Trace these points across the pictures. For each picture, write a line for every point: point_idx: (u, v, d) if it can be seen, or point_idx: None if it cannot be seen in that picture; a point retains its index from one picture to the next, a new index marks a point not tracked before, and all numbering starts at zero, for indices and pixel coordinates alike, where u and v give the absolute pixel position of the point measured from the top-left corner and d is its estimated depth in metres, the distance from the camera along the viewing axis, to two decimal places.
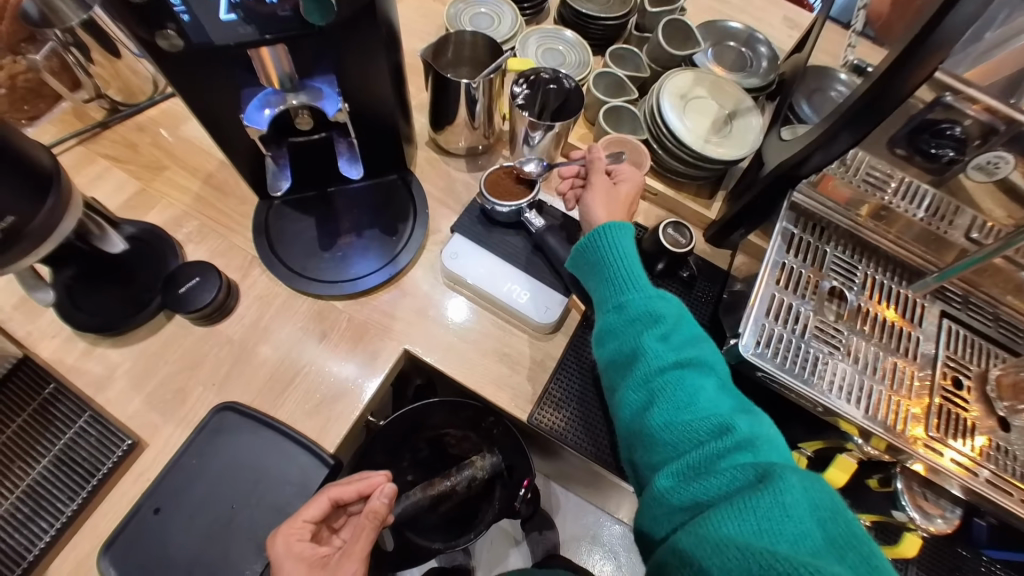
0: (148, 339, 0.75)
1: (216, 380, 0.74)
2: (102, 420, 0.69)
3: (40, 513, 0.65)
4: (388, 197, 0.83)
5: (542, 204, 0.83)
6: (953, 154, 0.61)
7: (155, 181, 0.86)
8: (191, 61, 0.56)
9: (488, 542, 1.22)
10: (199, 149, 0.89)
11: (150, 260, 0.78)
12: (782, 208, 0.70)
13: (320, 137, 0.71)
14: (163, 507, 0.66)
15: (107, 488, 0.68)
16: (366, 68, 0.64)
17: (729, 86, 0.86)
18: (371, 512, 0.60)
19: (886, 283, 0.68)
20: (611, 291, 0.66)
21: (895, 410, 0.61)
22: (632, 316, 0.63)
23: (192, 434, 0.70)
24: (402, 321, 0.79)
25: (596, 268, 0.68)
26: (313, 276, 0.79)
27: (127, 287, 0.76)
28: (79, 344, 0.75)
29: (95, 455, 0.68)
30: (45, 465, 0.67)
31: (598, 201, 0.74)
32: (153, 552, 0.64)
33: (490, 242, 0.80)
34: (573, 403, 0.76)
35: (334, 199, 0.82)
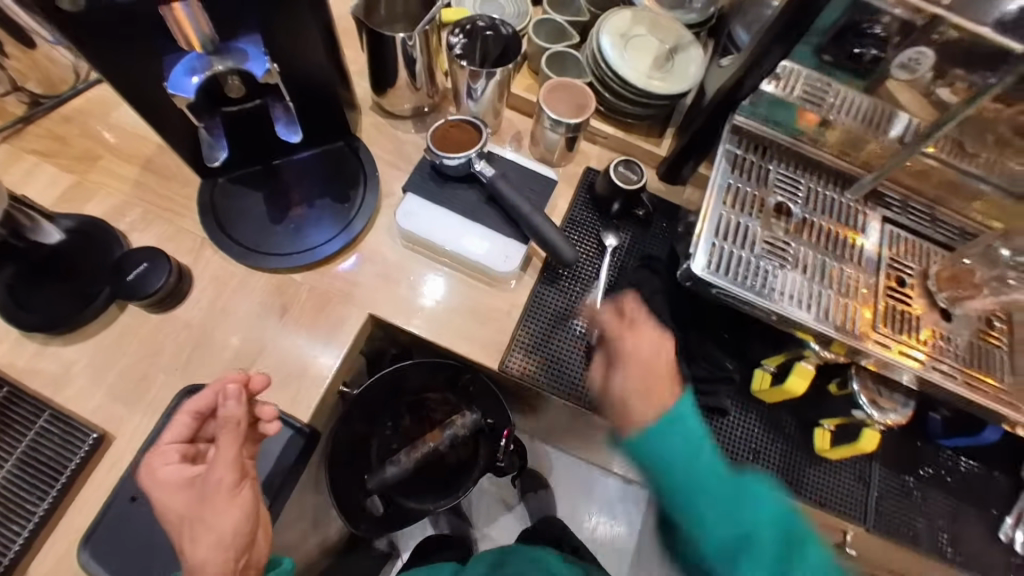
0: (102, 332, 0.73)
1: (179, 365, 0.72)
2: (64, 418, 0.67)
3: (11, 516, 0.63)
4: (337, 165, 0.81)
5: (491, 155, 0.82)
6: (875, 52, 0.62)
7: (92, 172, 0.82)
8: (100, 26, 0.54)
9: (484, 513, 1.24)
10: (134, 135, 0.85)
11: (92, 252, 0.74)
12: (724, 133, 0.71)
13: (255, 104, 0.68)
14: (140, 495, 0.65)
15: (80, 485, 0.66)
16: (293, 27, 0.62)
17: (667, 21, 0.85)
18: (226, 419, 0.55)
19: (827, 195, 0.70)
20: (718, 534, 0.51)
21: (846, 312, 0.64)
22: (722, 541, 0.51)
23: (162, 420, 0.69)
24: (364, 286, 0.78)
25: (661, 452, 0.52)
26: (268, 250, 0.77)
27: (72, 281, 0.73)
28: (29, 346, 0.72)
29: (62, 453, 0.66)
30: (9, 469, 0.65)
31: (636, 380, 0.55)
32: (134, 539, 0.64)
33: (443, 197, 0.80)
34: (543, 348, 0.77)
35: (281, 171, 0.80)
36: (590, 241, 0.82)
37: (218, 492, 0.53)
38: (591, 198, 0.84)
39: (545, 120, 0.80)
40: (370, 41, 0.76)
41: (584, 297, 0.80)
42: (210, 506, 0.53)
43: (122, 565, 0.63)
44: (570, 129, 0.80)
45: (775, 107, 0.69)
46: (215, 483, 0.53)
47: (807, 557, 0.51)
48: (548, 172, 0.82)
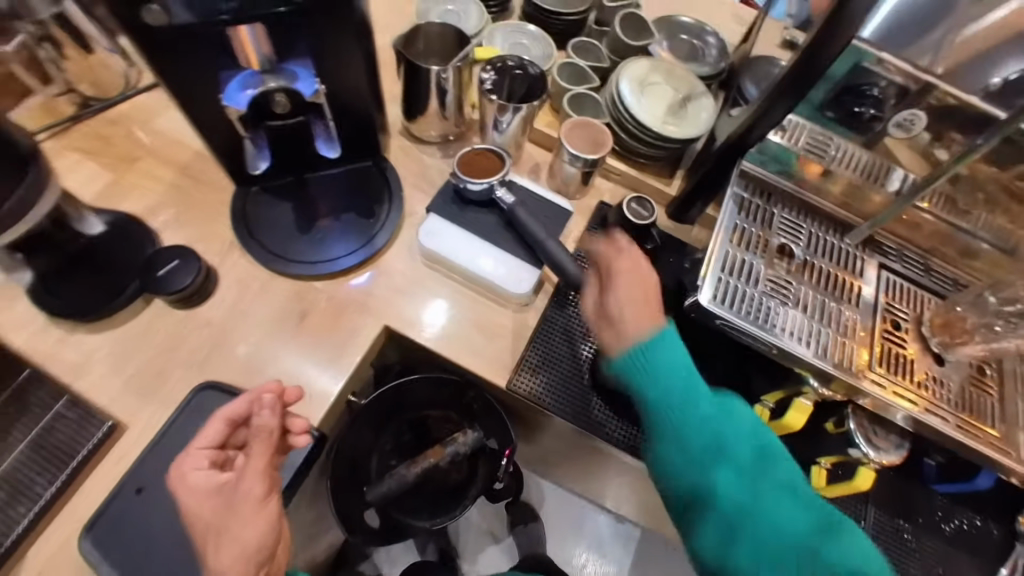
0: (126, 323, 0.75)
1: (197, 361, 0.74)
2: (81, 404, 0.69)
3: (19, 498, 0.64)
4: (365, 182, 0.86)
5: (511, 183, 0.86)
6: (874, 112, 0.67)
7: (130, 172, 0.86)
8: (171, 41, 0.59)
9: (473, 543, 1.22)
10: (174, 140, 0.90)
11: (126, 246, 0.78)
12: (732, 176, 0.76)
13: (298, 120, 0.72)
14: (146, 486, 0.66)
15: (88, 471, 0.67)
16: (341, 55, 0.67)
17: (682, 72, 0.92)
18: (261, 428, 0.60)
19: (828, 239, 0.75)
20: (689, 439, 0.61)
21: (844, 350, 0.67)
22: (702, 452, 0.61)
23: (175, 413, 0.70)
24: (381, 298, 0.81)
25: (650, 370, 0.62)
26: (293, 258, 0.81)
27: (103, 273, 0.76)
28: (54, 332, 0.74)
29: (74, 439, 0.67)
30: (19, 451, 0.66)
31: (628, 300, 0.64)
32: (136, 530, 0.64)
33: (463, 220, 0.84)
34: (549, 368, 0.80)
35: (310, 185, 0.84)
36: None
37: (247, 501, 0.55)
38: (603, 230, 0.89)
39: (564, 155, 0.86)
40: (408, 72, 0.83)
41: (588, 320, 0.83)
42: (236, 516, 0.55)
43: (120, 555, 0.63)
44: (586, 164, 0.85)
45: (780, 157, 0.74)
46: (244, 493, 0.56)
47: (772, 463, 0.62)
48: (564, 205, 0.86)
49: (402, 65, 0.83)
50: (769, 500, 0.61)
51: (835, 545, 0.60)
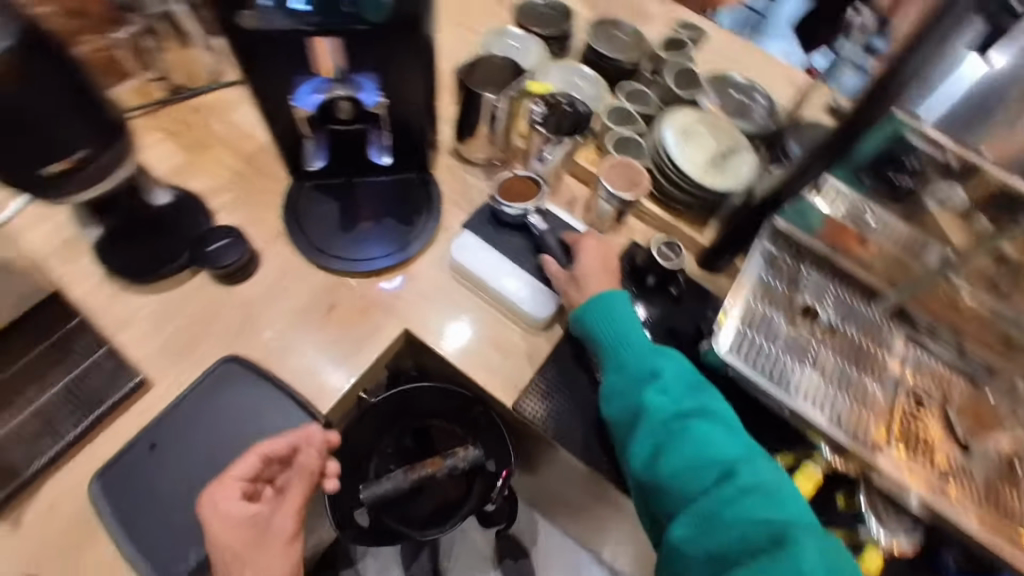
0: (171, 290, 0.81)
1: (227, 334, 0.79)
2: (117, 357, 0.74)
3: (46, 434, 0.69)
4: (409, 192, 0.91)
5: (547, 212, 0.89)
6: (912, 184, 0.65)
7: (202, 157, 0.94)
8: (258, 44, 0.66)
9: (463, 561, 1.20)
10: (245, 134, 0.98)
11: (185, 221, 0.85)
12: (764, 231, 0.76)
13: (358, 129, 0.78)
14: (159, 444, 0.70)
15: (111, 420, 0.72)
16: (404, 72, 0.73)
17: (726, 126, 0.94)
18: (304, 468, 0.67)
19: (855, 307, 0.74)
20: (627, 369, 0.72)
21: (861, 421, 0.65)
22: (638, 375, 0.72)
23: (198, 379, 0.75)
24: (406, 302, 0.85)
25: (605, 313, 0.76)
26: (330, 253, 0.85)
27: (160, 239, 0.82)
28: (106, 288, 0.80)
29: (105, 388, 0.72)
30: (57, 391, 0.71)
31: (590, 266, 0.81)
32: (143, 484, 0.68)
33: (495, 241, 0.87)
34: (558, 396, 0.80)
35: (359, 188, 0.90)
36: None
37: (277, 536, 0.64)
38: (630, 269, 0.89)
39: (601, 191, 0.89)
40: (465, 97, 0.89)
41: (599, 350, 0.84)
42: (264, 550, 0.62)
43: (126, 504, 0.67)
44: (621, 203, 0.88)
45: (811, 219, 0.73)
46: (276, 530, 0.64)
47: (704, 399, 0.71)
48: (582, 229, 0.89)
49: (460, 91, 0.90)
50: (698, 429, 0.68)
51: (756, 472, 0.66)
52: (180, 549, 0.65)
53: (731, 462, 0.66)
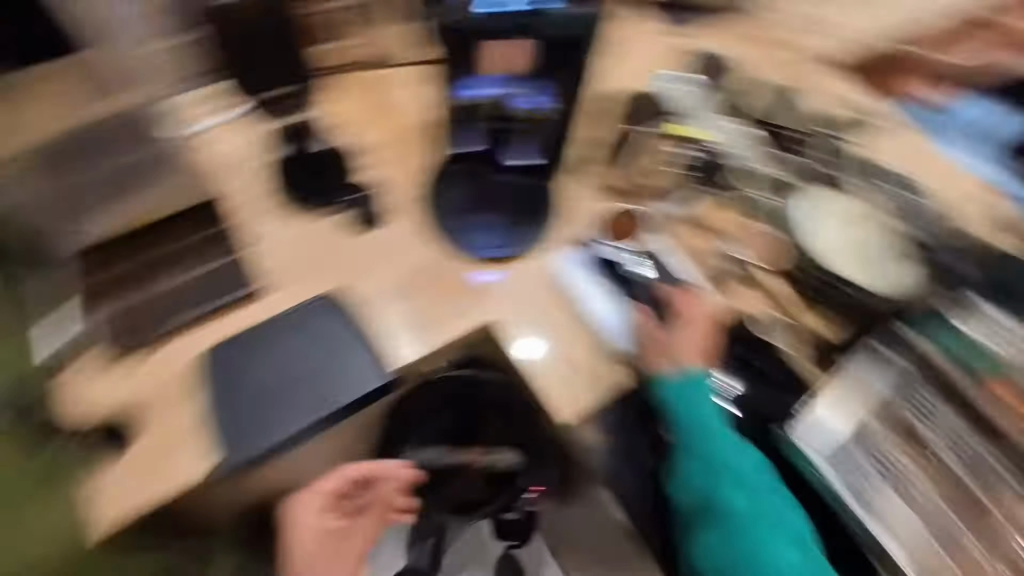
0: (290, 221, 0.81)
1: (330, 279, 0.80)
2: (240, 265, 0.79)
3: (166, 314, 0.76)
4: (533, 195, 0.86)
5: (658, 255, 0.84)
6: (1008, 343, 0.77)
7: (350, 107, 0.87)
8: None
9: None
10: (402, 95, 0.88)
11: (330, 163, 0.84)
12: (874, 350, 0.81)
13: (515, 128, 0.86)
14: (247, 348, 0.75)
15: (212, 320, 0.76)
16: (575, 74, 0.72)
17: (874, 220, 0.85)
18: (381, 501, 0.83)
19: (973, 442, 0.77)
20: (705, 461, 0.77)
21: (926, 552, 0.74)
22: (715, 467, 0.76)
23: (295, 304, 0.78)
24: (501, 300, 0.81)
25: (684, 395, 0.78)
26: (448, 232, 0.83)
27: (313, 175, 0.83)
28: (234, 202, 0.81)
29: (222, 290, 0.77)
30: (196, 274, 0.78)
31: (691, 340, 0.79)
32: (229, 376, 0.74)
33: (604, 262, 0.83)
34: (618, 434, 0.85)
35: (487, 176, 0.87)
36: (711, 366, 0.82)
37: (350, 549, 0.82)
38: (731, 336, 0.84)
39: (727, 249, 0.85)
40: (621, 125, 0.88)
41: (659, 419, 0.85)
42: (338, 557, 0.80)
43: (210, 391, 0.73)
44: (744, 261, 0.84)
45: (959, 344, 0.78)
46: (349, 544, 0.82)
47: (770, 498, 0.76)
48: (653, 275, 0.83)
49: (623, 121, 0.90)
50: (762, 528, 0.75)
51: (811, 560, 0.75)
52: (236, 446, 0.71)
53: (792, 562, 0.74)
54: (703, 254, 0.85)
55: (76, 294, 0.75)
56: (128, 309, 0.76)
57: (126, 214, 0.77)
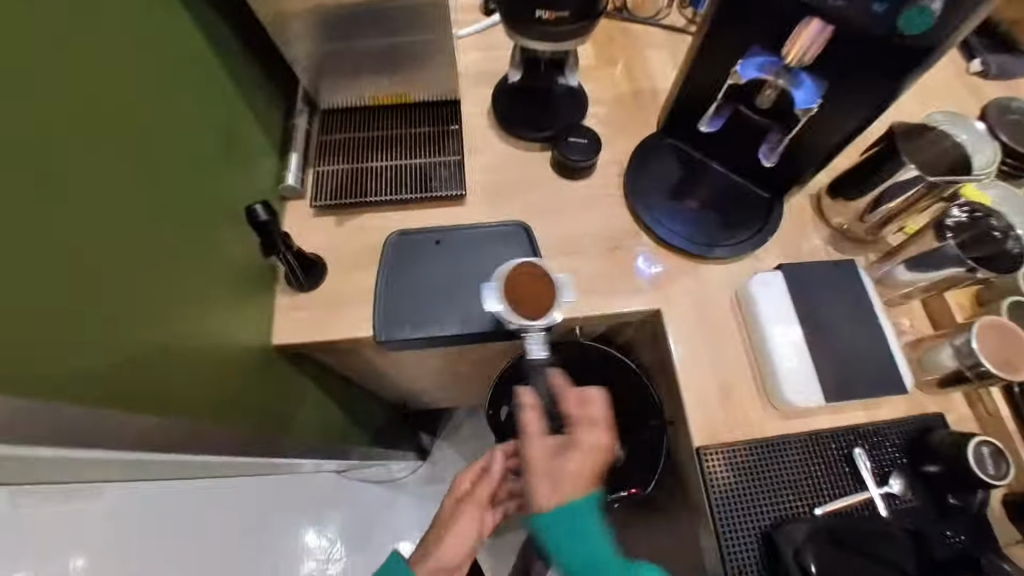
0: (518, 150, 0.88)
1: (529, 214, 0.84)
2: (461, 169, 0.85)
3: (383, 183, 0.83)
4: (746, 203, 0.83)
5: (872, 308, 0.74)
6: None
7: (598, 64, 0.95)
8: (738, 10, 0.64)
9: (434, 471, 1.43)
10: (645, 71, 0.95)
11: (570, 108, 0.89)
12: None
13: (764, 122, 0.73)
14: (442, 244, 0.81)
15: (416, 208, 0.84)
16: (870, 101, 0.64)
17: None
18: (494, 475, 0.83)
19: None
20: None
21: None
22: None
23: (495, 223, 0.83)
24: (676, 293, 0.79)
25: (570, 538, 0.65)
26: (645, 207, 0.83)
27: (542, 111, 0.88)
28: (482, 120, 0.90)
29: (436, 184, 0.84)
30: (415, 162, 0.85)
31: (575, 468, 0.67)
32: (416, 262, 0.80)
33: (811, 294, 0.75)
34: (749, 480, 0.69)
35: (706, 169, 0.84)
36: (883, 461, 0.70)
37: (464, 519, 0.80)
38: (917, 438, 0.70)
39: (961, 339, 0.69)
40: (879, 151, 0.76)
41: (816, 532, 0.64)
42: (457, 524, 0.80)
43: (396, 268, 0.79)
44: (974, 369, 0.67)
45: None
46: (466, 516, 0.80)
47: None
48: (536, 353, 0.78)
49: (880, 141, 0.76)
50: None
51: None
52: (407, 324, 0.77)
53: None
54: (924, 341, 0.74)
55: (295, 152, 0.83)
56: (347, 173, 0.84)
57: (372, 90, 0.85)
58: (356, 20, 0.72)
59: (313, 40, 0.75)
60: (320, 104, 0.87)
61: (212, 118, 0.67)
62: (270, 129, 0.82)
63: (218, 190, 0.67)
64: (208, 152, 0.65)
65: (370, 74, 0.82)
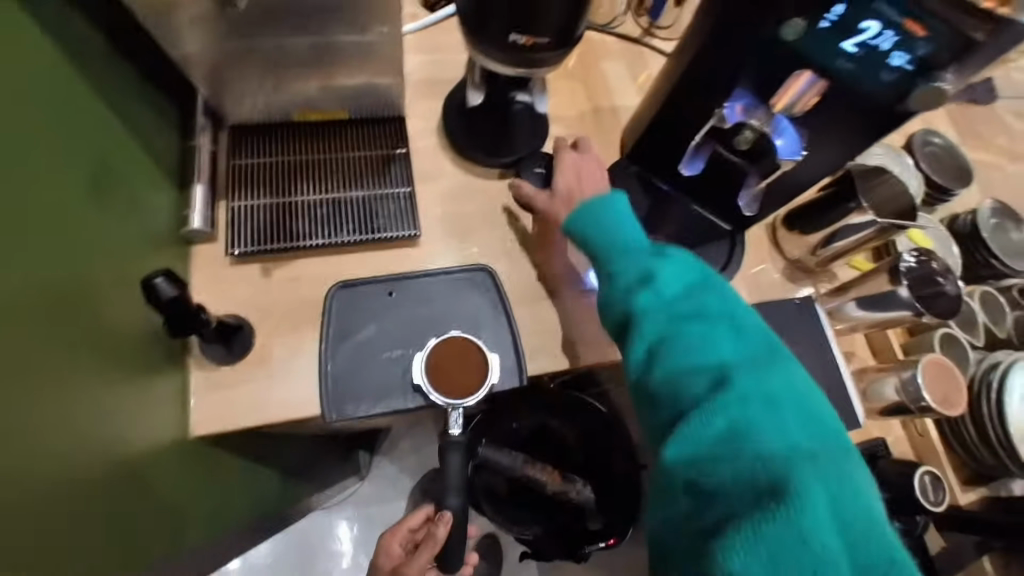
0: (475, 177, 0.78)
1: (491, 251, 0.75)
2: (412, 202, 0.73)
3: (320, 223, 0.69)
4: (711, 238, 0.79)
5: (829, 346, 0.77)
6: None
7: (556, 75, 0.86)
8: (728, 50, 0.60)
9: (376, 492, 1.18)
10: (603, 86, 0.88)
11: (531, 131, 0.79)
12: None
13: (741, 165, 0.69)
14: (395, 296, 0.70)
15: (360, 250, 0.71)
16: (843, 148, 0.64)
17: None
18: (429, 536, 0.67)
19: None
20: (663, 314, 0.54)
21: None
22: (677, 302, 0.55)
23: (455, 268, 0.72)
24: None
25: (615, 220, 0.61)
26: None
27: (501, 132, 0.78)
28: (430, 140, 0.78)
29: (384, 222, 0.71)
30: (355, 196, 0.71)
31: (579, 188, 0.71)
32: (367, 318, 0.68)
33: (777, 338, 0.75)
34: None
35: (670, 201, 0.79)
36: None
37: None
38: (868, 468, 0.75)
39: (907, 374, 0.74)
40: (828, 195, 0.79)
41: None
42: None
43: (344, 327, 0.67)
44: (916, 402, 0.74)
45: None
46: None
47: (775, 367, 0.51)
48: (456, 433, 0.65)
49: (832, 184, 0.79)
50: (756, 376, 0.50)
51: (773, 388, 0.50)
52: (363, 398, 0.66)
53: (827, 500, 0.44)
54: (869, 374, 0.79)
55: (200, 184, 0.67)
56: (274, 209, 0.69)
57: (297, 104, 0.70)
58: (272, 14, 0.56)
59: (212, 36, 0.58)
60: (227, 119, 0.70)
61: (69, 163, 0.48)
62: (158, 153, 0.64)
63: (87, 262, 0.50)
64: (64, 205, 0.47)
65: (293, 87, 0.67)
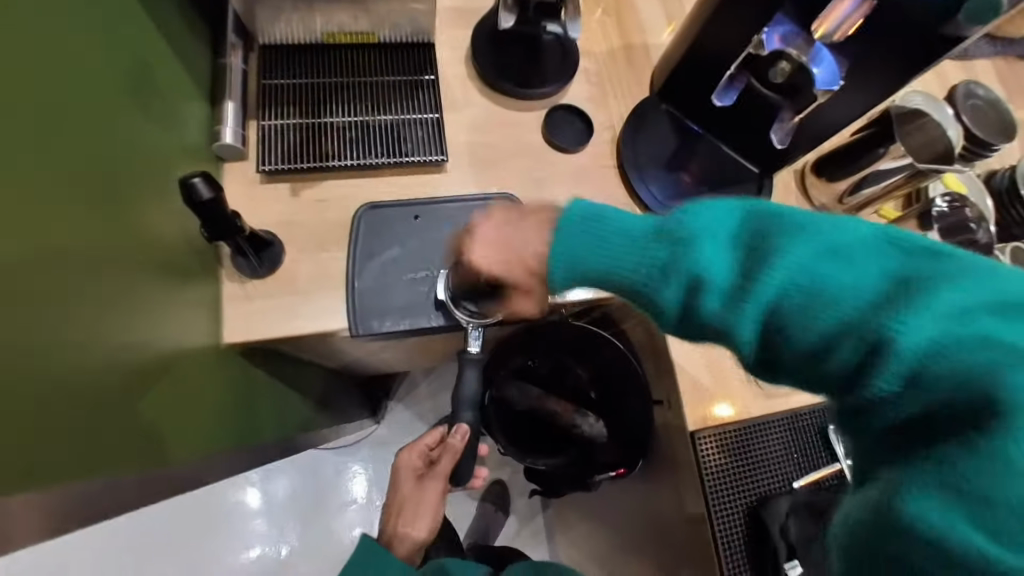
0: (503, 108, 0.77)
1: (516, 182, 0.75)
2: (439, 129, 0.73)
3: (349, 145, 0.70)
4: (740, 179, 0.78)
5: None
6: None
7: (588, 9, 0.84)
8: None
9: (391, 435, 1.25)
10: (636, 22, 0.85)
11: (560, 65, 0.78)
12: None
13: (773, 99, 0.67)
14: (420, 220, 0.71)
15: (388, 174, 0.72)
16: (887, 77, 0.62)
17: None
18: (450, 446, 0.70)
19: None
20: (750, 305, 0.38)
21: None
22: (740, 271, 0.39)
23: (479, 195, 0.73)
24: None
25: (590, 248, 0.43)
26: (640, 178, 0.77)
27: (530, 64, 0.77)
28: (458, 69, 0.77)
29: (413, 147, 0.72)
30: (384, 119, 0.72)
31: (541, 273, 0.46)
32: (393, 239, 0.70)
33: None
34: (735, 459, 0.70)
35: (699, 141, 0.78)
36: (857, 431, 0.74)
37: (432, 490, 0.73)
38: None
39: None
40: (863, 138, 0.76)
41: (801, 506, 0.68)
42: (422, 497, 0.73)
43: (371, 246, 0.69)
44: None
45: None
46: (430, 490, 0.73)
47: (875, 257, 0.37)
48: (474, 350, 0.66)
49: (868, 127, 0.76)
50: (878, 299, 0.36)
51: (951, 307, 0.34)
52: (388, 315, 0.68)
53: None
54: None
55: (230, 101, 0.67)
56: (303, 129, 0.70)
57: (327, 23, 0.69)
58: None
59: None
60: (257, 37, 0.71)
61: (106, 59, 0.49)
62: (192, 67, 0.65)
63: (128, 161, 0.51)
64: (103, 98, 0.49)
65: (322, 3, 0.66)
